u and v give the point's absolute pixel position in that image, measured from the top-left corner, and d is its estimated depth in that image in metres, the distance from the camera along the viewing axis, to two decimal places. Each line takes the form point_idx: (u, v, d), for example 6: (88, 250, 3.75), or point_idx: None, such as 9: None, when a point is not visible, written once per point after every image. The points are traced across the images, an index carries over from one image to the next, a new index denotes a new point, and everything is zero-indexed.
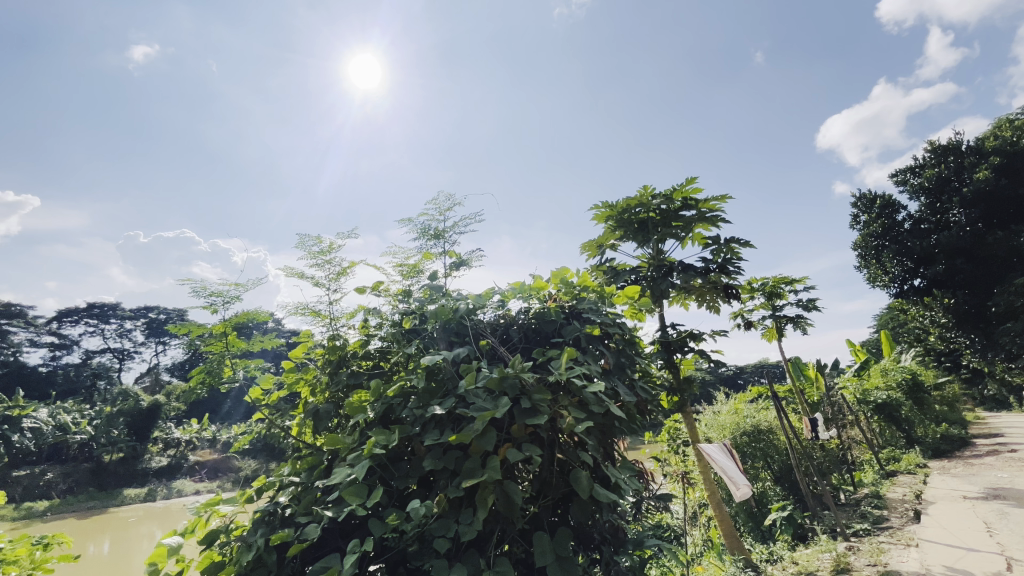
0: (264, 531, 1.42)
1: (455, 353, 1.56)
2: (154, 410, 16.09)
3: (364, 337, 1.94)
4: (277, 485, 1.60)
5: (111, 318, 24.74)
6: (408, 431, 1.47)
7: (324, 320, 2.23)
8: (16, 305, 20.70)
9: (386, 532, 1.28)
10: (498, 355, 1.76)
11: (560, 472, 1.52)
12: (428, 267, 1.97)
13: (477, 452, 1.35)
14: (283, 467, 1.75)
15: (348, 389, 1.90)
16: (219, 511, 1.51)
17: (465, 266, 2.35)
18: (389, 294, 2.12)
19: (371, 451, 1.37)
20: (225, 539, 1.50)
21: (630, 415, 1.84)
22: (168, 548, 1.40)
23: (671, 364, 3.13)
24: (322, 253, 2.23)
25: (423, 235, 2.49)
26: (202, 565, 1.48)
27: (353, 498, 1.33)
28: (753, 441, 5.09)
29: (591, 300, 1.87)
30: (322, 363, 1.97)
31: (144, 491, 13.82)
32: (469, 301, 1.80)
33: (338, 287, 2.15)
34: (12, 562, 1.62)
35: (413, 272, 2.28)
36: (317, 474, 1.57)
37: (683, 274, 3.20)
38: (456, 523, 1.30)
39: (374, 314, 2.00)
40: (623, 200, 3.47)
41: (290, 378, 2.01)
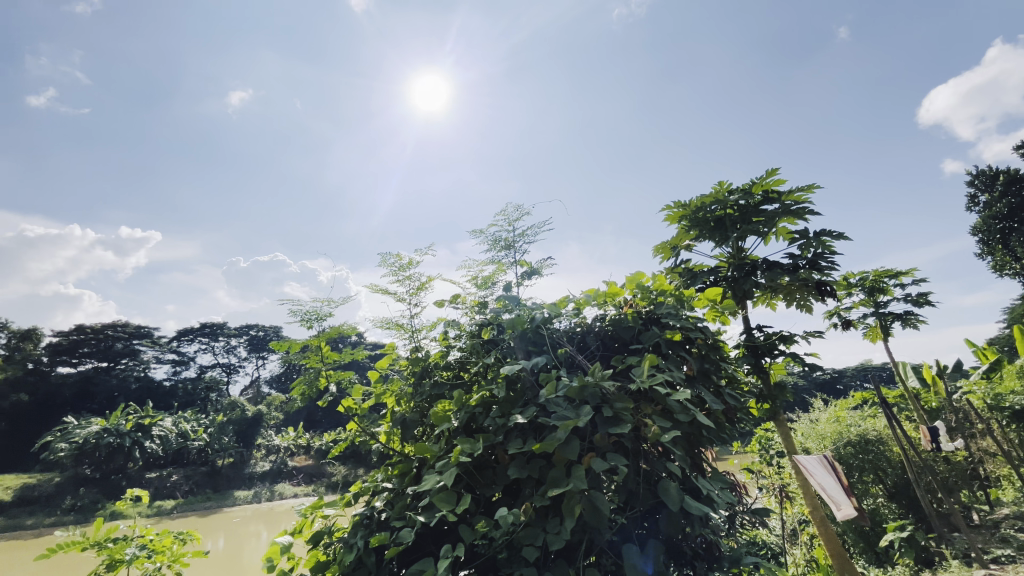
0: (363, 533, 1.51)
1: (534, 362, 1.58)
2: (258, 419, 18.25)
3: (443, 348, 2.02)
4: (371, 490, 1.70)
5: (220, 336, 27.60)
6: (492, 440, 1.49)
7: (406, 332, 2.36)
8: (144, 327, 23.78)
9: (476, 539, 1.32)
10: (576, 363, 1.75)
11: (647, 482, 1.48)
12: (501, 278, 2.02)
13: (561, 461, 1.35)
14: (376, 473, 1.86)
15: (432, 399, 1.98)
16: (322, 513, 1.62)
17: (536, 275, 2.38)
18: (465, 306, 2.20)
19: (458, 459, 1.42)
20: (328, 540, 1.61)
21: (718, 423, 1.75)
22: (281, 546, 1.53)
23: (759, 369, 2.93)
24: (401, 270, 2.36)
25: (494, 247, 2.56)
26: (309, 563, 1.59)
27: (443, 504, 1.38)
28: (860, 453, 4.59)
29: (669, 305, 1.81)
30: (406, 373, 2.08)
31: (252, 493, 15.19)
32: (544, 310, 1.81)
33: (417, 301, 2.26)
34: (158, 553, 1.85)
35: (487, 283, 2.34)
36: (407, 481, 1.64)
37: (769, 272, 2.99)
38: (544, 532, 1.30)
39: (453, 325, 2.08)
40: (697, 198, 3.33)
41: (379, 388, 2.13)
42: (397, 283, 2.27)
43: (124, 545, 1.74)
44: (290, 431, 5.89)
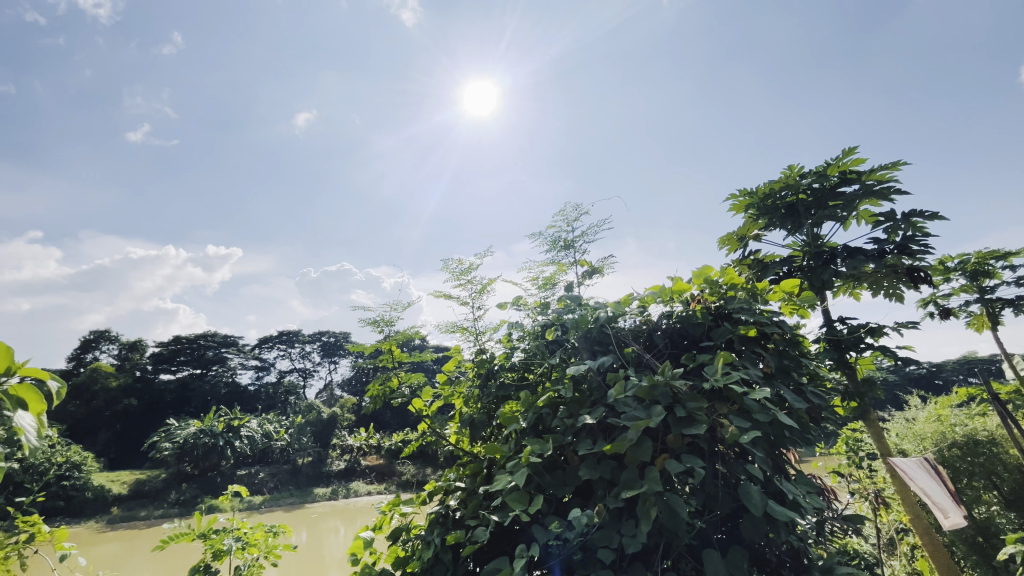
0: (439, 531, 1.56)
1: (601, 362, 1.56)
2: (333, 420, 19.28)
3: (508, 350, 2.04)
4: (445, 488, 1.74)
5: (296, 343, 29.50)
6: (561, 441, 1.50)
7: (470, 335, 2.41)
8: (231, 337, 25.92)
9: (550, 539, 1.32)
10: (645, 362, 1.71)
11: (726, 486, 1.41)
12: (562, 278, 2.01)
13: (634, 463, 1.33)
14: (449, 472, 1.91)
15: (499, 400, 2.01)
16: (399, 511, 1.69)
17: (597, 273, 2.36)
18: (527, 307, 2.22)
19: (529, 460, 1.43)
20: (406, 537, 1.67)
21: (801, 423, 1.65)
22: (363, 541, 1.61)
23: (844, 364, 2.71)
24: (464, 274, 2.42)
25: (553, 247, 2.56)
26: (390, 558, 1.66)
27: (517, 504, 1.40)
28: (969, 456, 4.15)
29: (742, 299, 1.72)
30: (472, 375, 2.12)
31: (330, 490, 16.08)
32: (608, 309, 1.79)
33: (480, 304, 2.31)
34: (253, 544, 1.99)
35: (548, 284, 2.34)
36: (479, 480, 1.67)
37: (851, 259, 2.76)
38: (618, 534, 1.29)
39: (516, 327, 2.10)
40: (765, 185, 3.16)
41: (447, 389, 2.18)
42: (460, 287, 2.33)
43: (224, 536, 1.90)
44: (362, 432, 6.17)
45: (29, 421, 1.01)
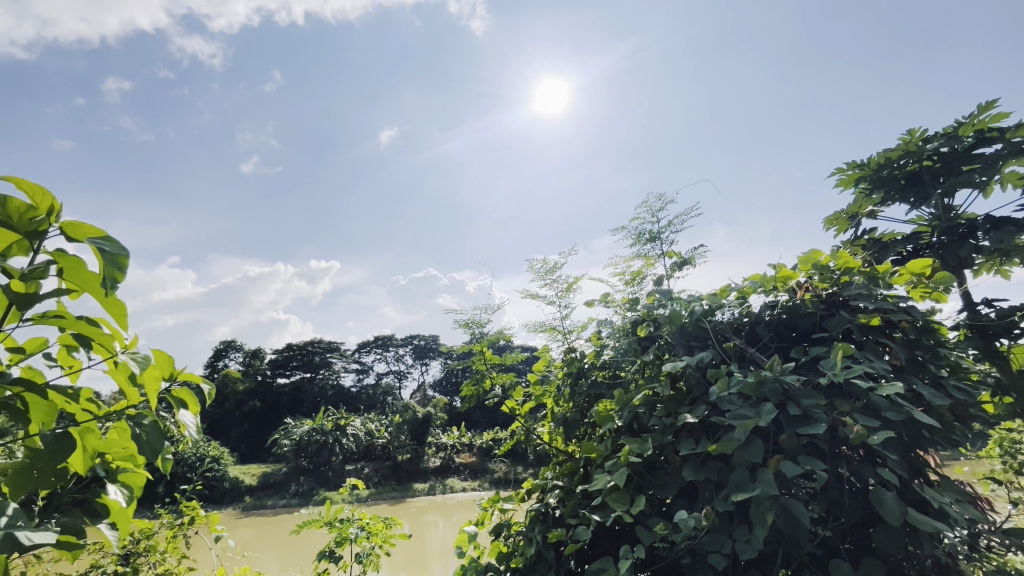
0: (540, 528, 1.58)
1: (699, 357, 1.49)
2: (428, 420, 20.01)
3: (597, 348, 2.02)
4: (543, 487, 1.76)
5: (390, 347, 31.41)
6: (661, 440, 1.45)
7: (558, 334, 2.42)
8: (334, 343, 28.24)
9: (656, 541, 1.29)
10: (749, 357, 1.59)
11: (852, 491, 1.28)
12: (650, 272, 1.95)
13: (743, 464, 1.25)
14: (545, 471, 1.92)
15: (592, 398, 1.99)
16: (500, 507, 1.74)
17: (687, 265, 2.25)
18: (615, 304, 2.18)
19: (628, 459, 1.40)
20: (508, 532, 1.70)
21: (942, 421, 1.44)
22: (468, 535, 1.68)
23: (993, 354, 2.33)
24: (549, 274, 2.43)
25: (638, 240, 2.49)
26: (493, 553, 1.70)
27: (618, 504, 1.37)
28: None
29: (860, 283, 1.55)
30: (563, 374, 2.13)
31: (428, 486, 16.89)
32: (704, 302, 1.70)
33: (567, 303, 2.31)
34: (373, 534, 2.15)
35: (635, 279, 2.28)
36: (577, 479, 1.67)
37: (996, 231, 2.38)
38: (730, 538, 1.22)
39: (605, 325, 2.07)
40: (879, 154, 2.81)
41: (538, 389, 2.20)
42: (546, 286, 2.35)
43: (349, 525, 2.08)
44: (454, 431, 6.42)
45: (190, 419, 1.17)
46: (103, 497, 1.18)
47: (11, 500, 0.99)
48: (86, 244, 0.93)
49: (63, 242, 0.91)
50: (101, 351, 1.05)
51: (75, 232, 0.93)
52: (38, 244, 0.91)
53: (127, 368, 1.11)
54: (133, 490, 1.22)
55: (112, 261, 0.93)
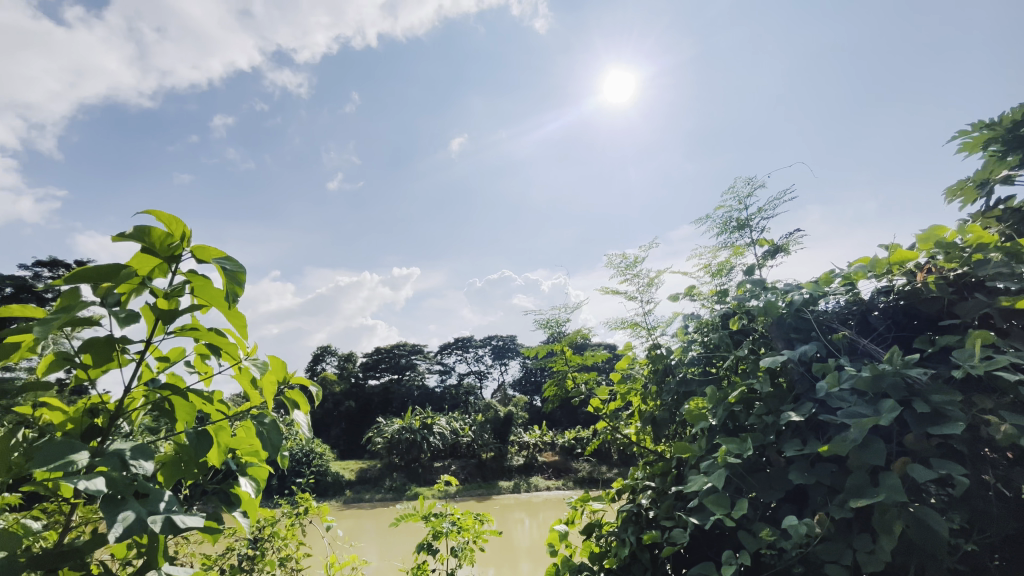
0: (634, 530, 1.54)
1: (803, 351, 1.37)
2: (510, 419, 20.32)
3: (685, 344, 1.93)
4: (634, 487, 1.71)
5: (470, 348, 32.32)
6: (762, 440, 1.35)
7: (642, 331, 2.34)
8: (417, 345, 29.60)
9: (762, 547, 1.21)
10: (862, 350, 1.44)
11: (999, 499, 1.12)
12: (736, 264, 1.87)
13: (861, 467, 1.13)
14: (634, 470, 1.87)
15: (681, 397, 1.91)
16: (591, 507, 1.72)
17: (782, 252, 2.09)
18: (702, 297, 2.08)
19: (725, 460, 1.32)
20: (600, 532, 1.68)
21: None
22: (559, 533, 1.68)
23: None
24: (629, 269, 2.37)
25: (724, 229, 2.35)
26: (585, 552, 1.68)
27: (717, 507, 1.30)
28: None
29: (998, 262, 1.34)
30: (648, 373, 2.06)
31: (513, 484, 17.13)
32: (804, 290, 1.56)
33: (649, 298, 2.24)
34: (465, 529, 2.22)
35: (723, 270, 2.16)
36: (669, 480, 1.61)
37: None
38: (850, 549, 1.11)
39: (692, 319, 1.97)
40: (1013, 110, 2.42)
41: (622, 387, 2.15)
42: (626, 282, 2.29)
43: (442, 519, 2.16)
44: (535, 430, 6.47)
45: (302, 419, 1.28)
46: (236, 488, 1.33)
47: (165, 488, 1.15)
48: (212, 264, 1.05)
49: (193, 263, 1.03)
50: (228, 358, 1.18)
51: (203, 254, 1.06)
52: (174, 266, 1.05)
53: (249, 373, 1.24)
54: (259, 483, 1.36)
55: (232, 277, 1.05)
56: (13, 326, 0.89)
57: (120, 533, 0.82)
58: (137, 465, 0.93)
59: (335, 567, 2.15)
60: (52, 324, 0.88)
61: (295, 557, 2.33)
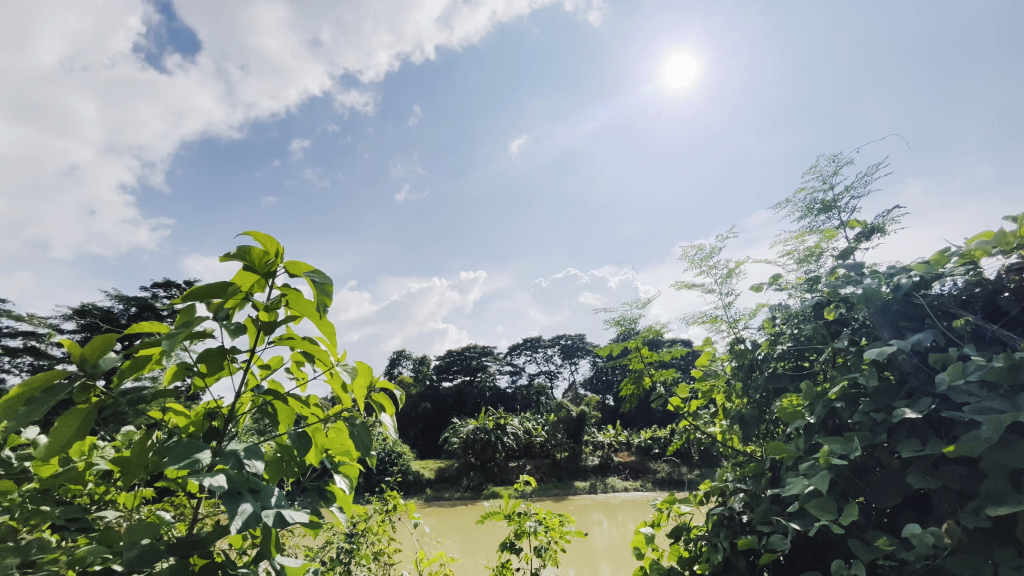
0: (727, 534, 1.46)
1: (916, 340, 1.23)
2: (582, 418, 20.14)
3: (772, 337, 1.80)
4: (724, 489, 1.62)
5: (539, 348, 32.41)
6: (871, 440, 1.23)
7: (722, 325, 2.22)
8: (487, 347, 30.14)
9: (879, 557, 1.10)
10: (990, 337, 1.27)
11: None
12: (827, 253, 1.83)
13: (998, 470, 1.00)
14: (724, 471, 1.77)
15: (772, 393, 1.78)
16: (678, 509, 1.65)
17: (878, 233, 1.89)
18: (790, 286, 1.94)
19: (829, 461, 1.22)
20: (689, 536, 1.60)
21: None
22: (645, 536, 1.63)
23: None
24: (705, 261, 2.26)
25: (807, 212, 2.18)
26: (673, 557, 1.62)
27: (822, 513, 1.20)
28: None
29: None
30: (732, 369, 1.94)
31: (590, 484, 16.91)
32: (913, 273, 1.40)
33: (730, 290, 2.13)
34: (550, 529, 2.22)
35: (811, 256, 2.00)
36: (764, 482, 1.51)
37: None
38: (990, 563, 0.98)
39: (779, 310, 1.84)
40: None
41: (705, 385, 2.05)
42: (703, 274, 2.19)
43: (525, 519, 2.18)
44: (610, 429, 6.38)
45: (388, 420, 1.34)
46: (331, 485, 1.41)
47: (272, 484, 1.25)
48: (303, 278, 1.13)
49: (287, 277, 1.11)
50: (321, 365, 1.26)
51: (295, 268, 1.14)
52: (271, 281, 1.14)
53: (340, 378, 1.32)
54: (352, 481, 1.44)
55: (321, 289, 1.12)
56: (143, 340, 1.00)
57: (240, 526, 0.90)
58: (251, 464, 1.01)
59: (425, 563, 2.23)
60: (176, 338, 0.98)
61: (387, 552, 2.45)
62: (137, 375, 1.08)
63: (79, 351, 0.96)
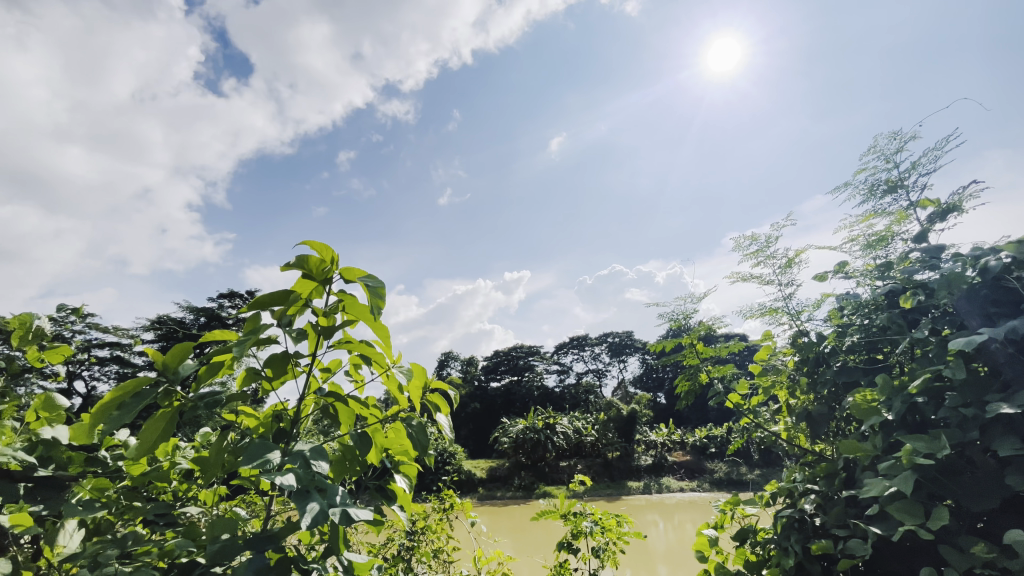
0: (798, 538, 1.39)
1: (1011, 328, 1.12)
2: (633, 417, 19.76)
3: (840, 329, 1.70)
4: (793, 490, 1.54)
5: (586, 346, 32.07)
6: (960, 438, 1.13)
7: (783, 317, 2.12)
8: (533, 347, 30.14)
9: (976, 566, 1.01)
10: None
11: None
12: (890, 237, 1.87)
13: None
14: (791, 471, 1.68)
15: (842, 388, 1.67)
16: (743, 511, 1.58)
17: (956, 212, 1.73)
18: (857, 274, 1.81)
19: (911, 461, 1.13)
20: (756, 539, 1.53)
21: None
22: (708, 539, 1.57)
23: None
24: (761, 250, 2.16)
25: (871, 194, 2.03)
26: (739, 560, 1.55)
27: (906, 516, 1.11)
28: None
29: None
30: (797, 363, 1.84)
31: (643, 484, 16.56)
32: (1003, 254, 1.28)
33: (790, 280, 2.02)
34: (606, 529, 2.18)
35: (880, 241, 1.86)
36: (838, 483, 1.42)
37: None
38: None
39: (848, 299, 1.73)
40: None
41: (765, 380, 1.94)
42: (760, 265, 2.10)
43: (582, 519, 2.15)
44: (662, 428, 6.22)
45: (444, 420, 1.36)
46: (392, 484, 1.45)
47: (337, 483, 1.30)
48: (358, 283, 1.17)
49: (343, 283, 1.16)
50: (378, 366, 1.30)
51: (350, 274, 1.18)
52: (328, 287, 1.18)
53: (396, 379, 1.35)
54: (411, 480, 1.48)
55: (375, 293, 1.16)
56: (216, 347, 1.07)
57: (310, 523, 0.94)
58: (317, 464, 1.06)
59: (483, 561, 2.26)
60: (245, 344, 1.04)
61: (445, 550, 2.49)
62: (211, 380, 1.15)
63: (161, 359, 1.04)
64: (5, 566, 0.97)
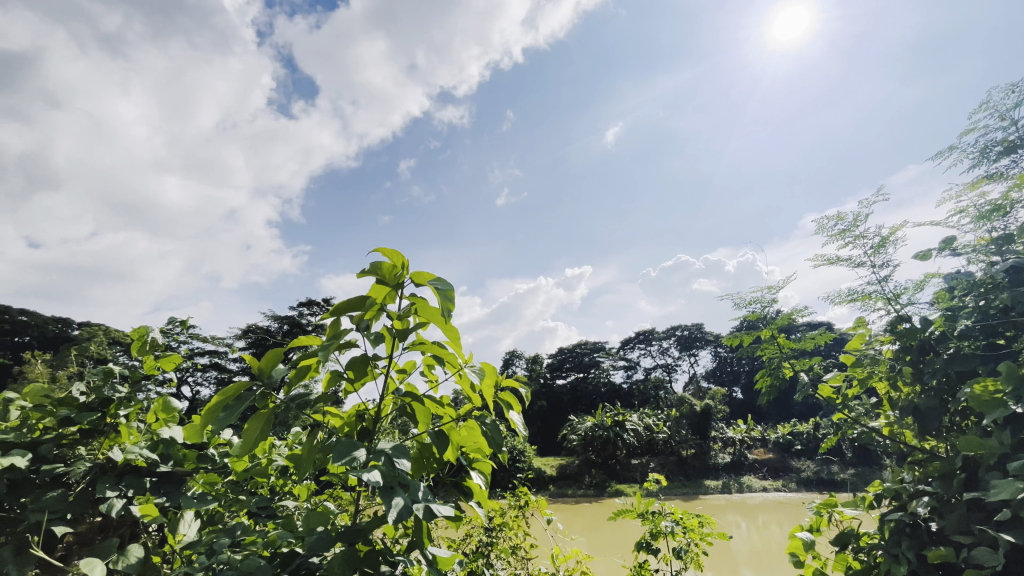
0: (910, 545, 1.25)
1: None
2: (708, 413, 18.91)
3: (950, 312, 1.52)
4: (901, 491, 1.40)
5: (653, 341, 31.10)
6: None
7: (879, 302, 1.93)
8: (598, 343, 29.63)
9: None
10: None
11: None
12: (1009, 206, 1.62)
13: None
14: (898, 471, 1.53)
15: (956, 379, 1.50)
16: (841, 514, 1.45)
17: None
18: (968, 249, 1.62)
19: None
20: (859, 544, 1.41)
21: None
22: (803, 543, 1.46)
23: None
24: (849, 230, 1.99)
25: (983, 156, 1.80)
26: (840, 567, 1.43)
27: None
28: None
29: None
30: (897, 353, 1.67)
31: (722, 483, 15.82)
32: None
33: (885, 261, 1.84)
34: (688, 530, 2.09)
35: (995, 209, 1.64)
36: (956, 484, 1.27)
37: None
38: None
39: (958, 279, 1.55)
40: None
41: (859, 372, 1.77)
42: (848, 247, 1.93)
43: (661, 518, 2.08)
44: (739, 425, 5.90)
45: (517, 418, 1.36)
46: (468, 480, 1.48)
47: (417, 479, 1.35)
48: (428, 286, 1.20)
49: (415, 287, 1.19)
50: (450, 366, 1.33)
51: (420, 278, 1.22)
52: (400, 291, 1.23)
53: (468, 379, 1.38)
54: (487, 477, 1.50)
55: (445, 295, 1.18)
56: (303, 351, 1.14)
57: (395, 518, 0.98)
58: (399, 461, 1.10)
59: (561, 558, 2.25)
60: (329, 348, 1.10)
61: (523, 547, 2.51)
62: (300, 383, 1.23)
63: (257, 365, 1.12)
64: (139, 550, 1.10)
